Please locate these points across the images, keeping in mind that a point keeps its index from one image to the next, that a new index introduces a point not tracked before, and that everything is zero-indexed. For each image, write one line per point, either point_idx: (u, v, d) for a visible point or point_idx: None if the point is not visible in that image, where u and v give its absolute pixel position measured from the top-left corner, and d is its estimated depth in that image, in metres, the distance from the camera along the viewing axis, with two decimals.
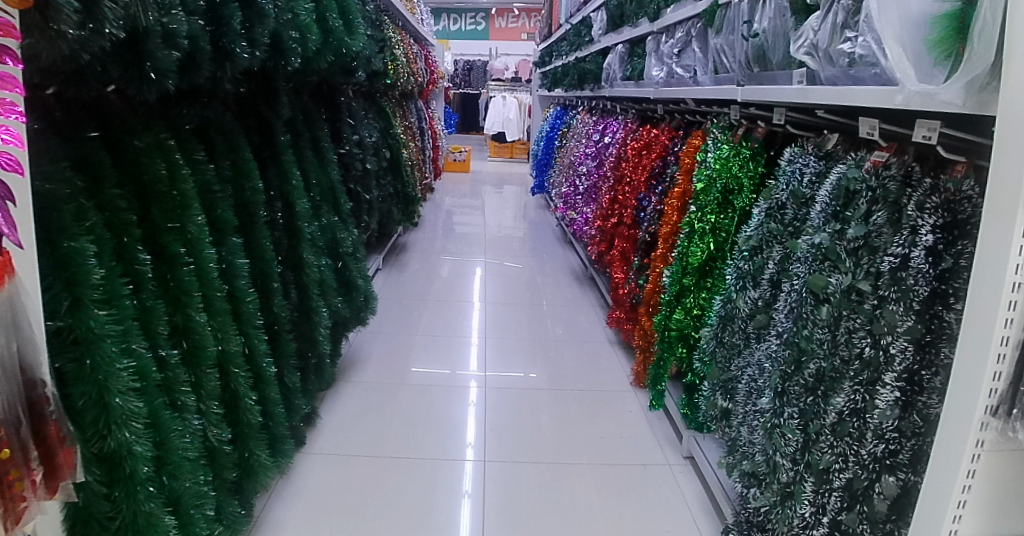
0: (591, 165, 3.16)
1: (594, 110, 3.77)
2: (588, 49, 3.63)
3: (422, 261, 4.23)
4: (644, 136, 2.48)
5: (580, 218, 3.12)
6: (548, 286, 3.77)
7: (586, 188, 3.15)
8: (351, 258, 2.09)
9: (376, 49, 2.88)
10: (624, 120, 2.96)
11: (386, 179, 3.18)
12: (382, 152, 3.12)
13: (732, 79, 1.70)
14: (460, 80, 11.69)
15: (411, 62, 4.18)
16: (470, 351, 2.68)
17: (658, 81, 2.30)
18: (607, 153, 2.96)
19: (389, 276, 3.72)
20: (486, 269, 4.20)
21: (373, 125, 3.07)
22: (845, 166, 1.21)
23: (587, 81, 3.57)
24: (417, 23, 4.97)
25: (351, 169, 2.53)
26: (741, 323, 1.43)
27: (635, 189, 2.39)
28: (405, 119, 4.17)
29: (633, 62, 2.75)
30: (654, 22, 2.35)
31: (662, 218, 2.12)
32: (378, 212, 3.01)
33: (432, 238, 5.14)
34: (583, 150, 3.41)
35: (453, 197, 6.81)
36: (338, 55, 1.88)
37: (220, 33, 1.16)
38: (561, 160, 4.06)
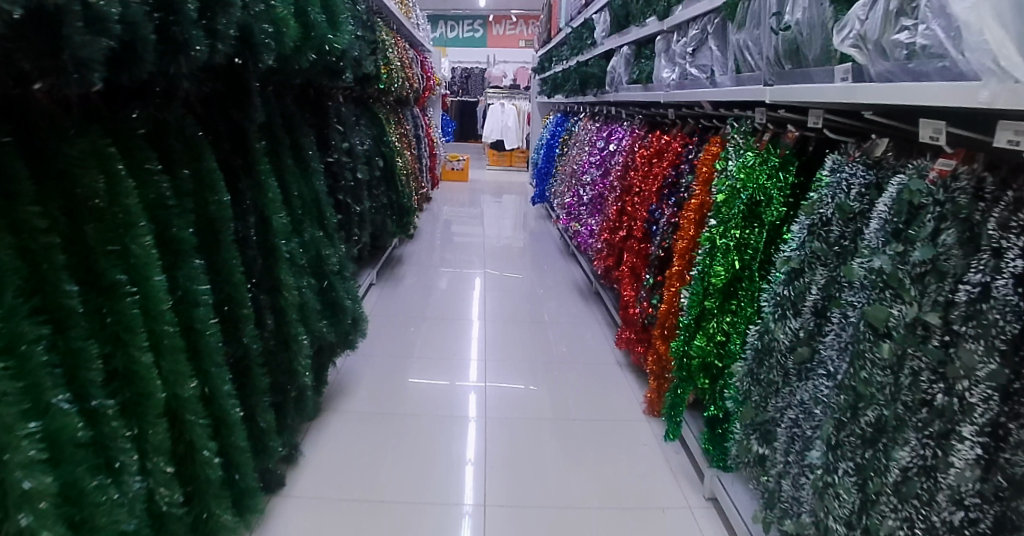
0: (596, 175, 2.98)
1: (596, 117, 3.61)
2: (590, 53, 3.48)
3: (420, 274, 4.05)
4: (655, 143, 2.31)
5: (586, 230, 2.93)
6: (551, 300, 3.58)
7: (591, 199, 2.97)
8: (337, 276, 1.91)
9: (368, 54, 2.72)
10: (630, 127, 2.79)
11: (379, 190, 3.01)
12: (374, 162, 2.94)
13: (758, 79, 1.53)
14: (459, 88, 11.58)
15: (405, 66, 4.02)
16: (469, 373, 2.49)
17: (670, 84, 2.12)
18: (613, 162, 2.79)
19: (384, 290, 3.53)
20: (486, 282, 4.01)
21: (365, 132, 2.91)
22: (905, 175, 1.03)
23: (589, 86, 3.40)
24: (412, 28, 4.83)
25: (339, 180, 2.35)
26: (779, 359, 1.24)
27: (645, 199, 2.22)
28: (399, 126, 4.01)
29: (640, 65, 2.57)
30: (664, 21, 2.18)
31: (676, 232, 1.95)
32: (370, 224, 2.83)
33: (430, 249, 4.96)
34: (587, 160, 3.23)
35: (451, 207, 6.64)
36: (320, 54, 1.72)
37: (170, 22, 0.99)
38: (563, 169, 3.89)
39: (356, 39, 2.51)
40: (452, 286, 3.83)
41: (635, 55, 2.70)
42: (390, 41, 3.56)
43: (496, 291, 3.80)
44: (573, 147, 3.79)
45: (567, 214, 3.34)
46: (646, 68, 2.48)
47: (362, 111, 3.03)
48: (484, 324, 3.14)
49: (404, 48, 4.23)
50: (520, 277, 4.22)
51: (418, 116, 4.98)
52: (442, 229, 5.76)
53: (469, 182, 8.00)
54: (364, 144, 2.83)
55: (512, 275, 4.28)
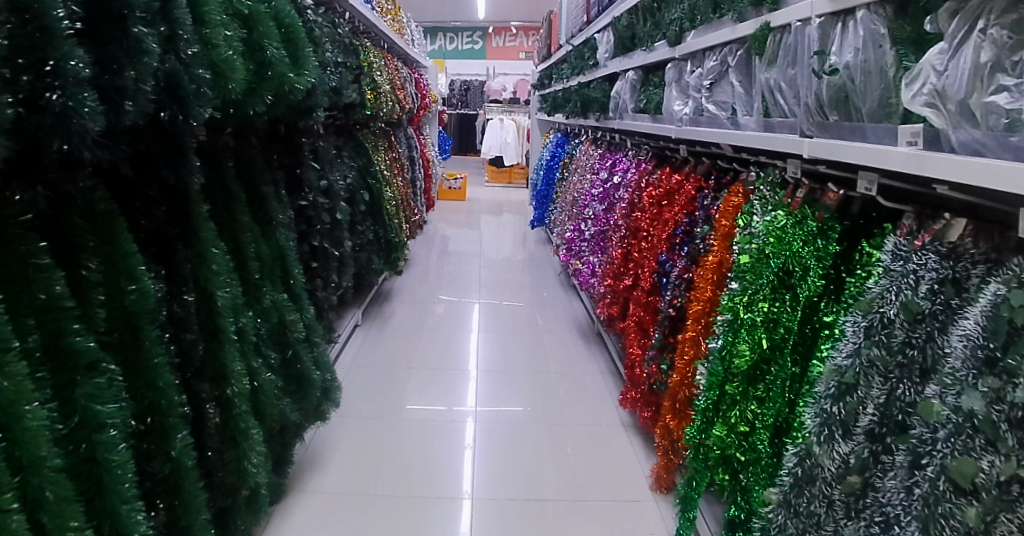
0: (598, 210, 2.73)
1: (600, 143, 3.37)
2: (592, 75, 3.25)
3: (413, 301, 3.81)
4: (665, 181, 2.07)
5: (586, 269, 2.67)
6: (549, 332, 3.34)
7: (593, 235, 2.72)
8: (304, 343, 1.68)
9: (349, 80, 2.49)
10: (635, 160, 2.55)
11: (363, 225, 2.78)
12: (356, 196, 2.71)
13: (793, 126, 1.30)
14: (457, 101, 11.40)
15: (396, 87, 3.80)
16: (462, 430, 2.26)
17: (682, 120, 1.89)
18: (618, 198, 2.55)
19: (373, 324, 3.30)
20: (481, 309, 3.77)
21: (347, 164, 2.68)
22: (1001, 283, 0.79)
23: (590, 110, 3.17)
24: (404, 46, 4.63)
25: (312, 224, 2.12)
26: (823, 489, 1.01)
27: (653, 245, 1.98)
28: (390, 150, 3.78)
29: (647, 92, 2.34)
30: (675, 47, 1.95)
31: (690, 291, 1.70)
32: (352, 265, 2.61)
33: (424, 273, 4.73)
34: (589, 191, 2.98)
35: (448, 227, 6.42)
36: (281, 94, 1.49)
37: (43, 86, 0.75)
38: (563, 197, 3.64)
39: (334, 67, 2.28)
40: (446, 314, 3.59)
41: (641, 82, 2.46)
42: (378, 62, 3.34)
43: (492, 319, 3.56)
44: (574, 173, 3.56)
45: (566, 247, 3.08)
46: (653, 97, 2.24)
47: (345, 140, 2.80)
48: (477, 363, 2.90)
49: (395, 67, 4.02)
50: (518, 302, 3.98)
51: (411, 136, 4.75)
52: (437, 251, 5.52)
53: (467, 201, 7.76)
54: (346, 178, 2.60)
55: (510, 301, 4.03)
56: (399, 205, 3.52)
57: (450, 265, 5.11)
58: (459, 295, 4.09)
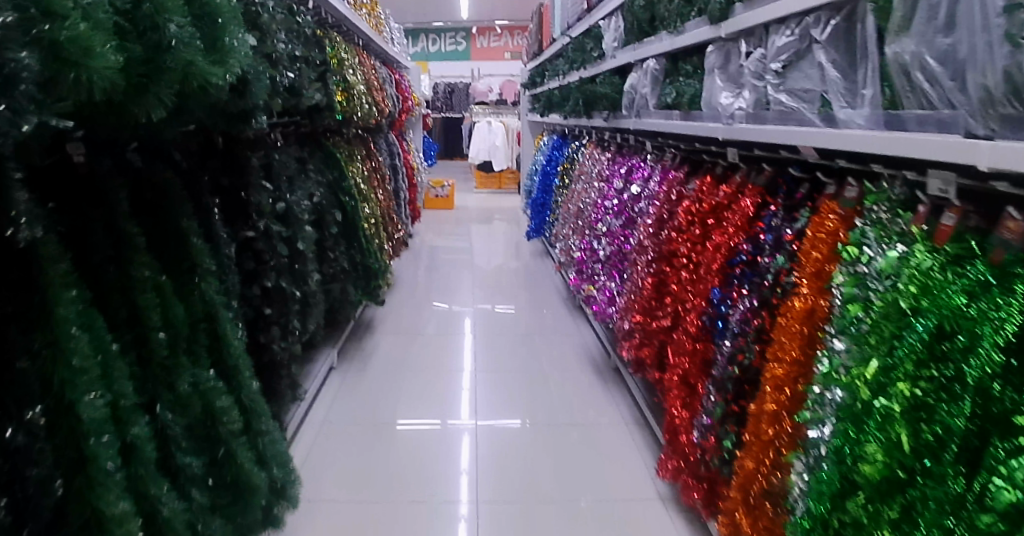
0: (612, 226, 2.30)
1: (608, 146, 2.93)
2: (597, 68, 2.80)
3: (399, 326, 3.35)
4: (710, 194, 1.64)
5: (602, 297, 2.24)
6: (553, 363, 2.89)
7: (608, 255, 2.28)
8: (242, 435, 1.22)
9: (309, 78, 2.03)
10: (658, 167, 2.12)
11: (335, 252, 2.32)
12: (324, 218, 2.24)
13: (948, 121, 0.86)
14: (442, 104, 10.98)
15: (374, 87, 3.35)
16: (459, 509, 1.79)
17: (737, 118, 1.45)
18: (639, 212, 2.12)
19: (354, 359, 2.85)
20: (476, 333, 3.32)
21: (313, 178, 2.21)
22: None
23: (597, 108, 2.73)
24: (384, 42, 4.18)
25: (262, 260, 1.65)
26: None
27: (700, 277, 1.56)
28: (367, 160, 3.32)
29: (676, 84, 1.89)
30: (720, 25, 1.52)
31: (767, 347, 1.28)
32: (321, 301, 2.14)
33: (412, 289, 4.27)
34: (599, 202, 2.55)
35: (437, 238, 5.96)
36: (190, 93, 1.03)
37: None
38: (565, 208, 3.20)
39: (287, 62, 1.82)
40: (438, 342, 3.15)
41: (666, 72, 2.03)
42: (351, 59, 2.88)
43: (488, 347, 3.11)
44: (577, 181, 3.13)
45: (575, 267, 2.64)
46: (686, 89, 1.80)
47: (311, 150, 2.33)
48: (476, 407, 2.45)
49: (373, 65, 3.57)
50: (516, 322, 3.53)
51: (393, 143, 4.29)
52: (425, 265, 5.05)
53: (455, 209, 7.30)
54: (311, 197, 2.14)
55: (508, 320, 3.59)
56: (380, 223, 3.06)
57: (438, 279, 4.64)
58: (450, 315, 3.64)
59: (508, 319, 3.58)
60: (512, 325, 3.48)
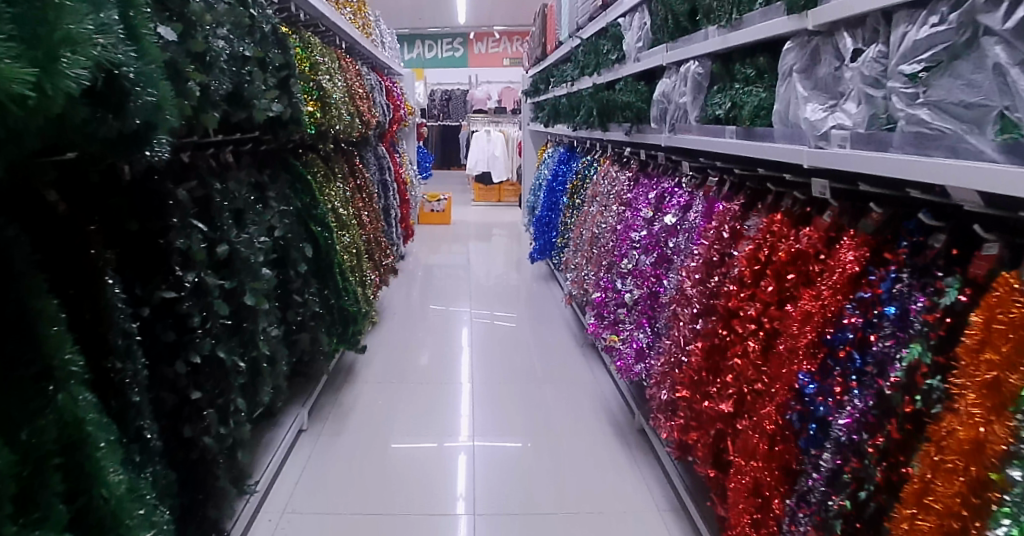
0: (639, 262, 1.90)
1: (628, 164, 2.54)
2: (614, 73, 2.41)
3: (389, 362, 2.94)
4: (791, 235, 1.24)
5: (627, 349, 1.83)
6: (564, 409, 2.45)
7: (633, 298, 1.88)
8: None
9: (266, 83, 1.61)
10: (700, 195, 1.72)
11: (303, 295, 1.89)
12: (289, 255, 1.82)
13: None
14: (439, 112, 10.61)
15: (358, 95, 2.95)
16: None
17: (833, 139, 1.07)
18: (677, 250, 1.72)
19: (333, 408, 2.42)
20: (474, 367, 2.90)
21: (277, 205, 1.79)
22: None
23: (616, 120, 2.32)
24: (372, 45, 3.80)
25: (188, 324, 1.23)
26: None
27: (780, 350, 1.15)
28: (351, 178, 2.92)
29: (731, 90, 1.48)
30: (808, 16, 1.12)
31: (911, 483, 0.86)
32: (281, 362, 1.71)
33: (404, 314, 3.85)
34: (624, 229, 2.15)
35: (432, 256, 5.55)
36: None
37: None
38: (576, 233, 2.81)
39: (229, 62, 1.40)
40: (432, 379, 2.73)
41: (713, 75, 1.62)
42: (329, 62, 2.48)
43: (488, 386, 2.68)
44: (590, 202, 2.73)
45: (592, 307, 2.23)
46: (748, 96, 1.39)
47: (275, 170, 1.92)
48: (473, 472, 2.00)
49: (358, 71, 3.17)
50: (519, 353, 3.11)
51: (384, 155, 3.88)
52: (420, 285, 4.64)
53: (451, 224, 6.89)
54: (270, 232, 1.72)
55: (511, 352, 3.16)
56: (364, 251, 2.65)
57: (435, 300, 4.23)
58: (447, 345, 3.22)
59: (511, 350, 3.16)
60: (516, 357, 3.05)
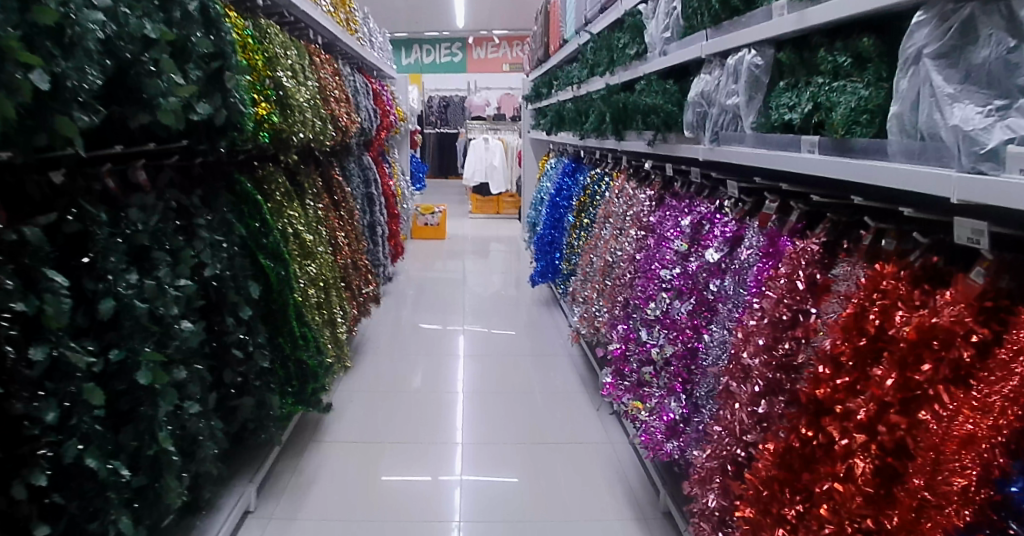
0: (664, 307, 1.50)
1: (648, 179, 2.15)
2: (634, 71, 2.02)
3: (368, 398, 2.52)
4: (926, 303, 0.86)
5: (657, 420, 1.44)
6: (571, 468, 2.00)
7: (658, 353, 1.48)
8: None
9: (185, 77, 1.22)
10: (751, 228, 1.34)
11: (248, 347, 1.49)
12: (225, 299, 1.42)
13: None
14: (436, 119, 10.26)
15: (336, 98, 2.56)
16: None
17: (1010, 161, 0.67)
18: (722, 296, 1.34)
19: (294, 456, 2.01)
20: (464, 406, 2.45)
21: (215, 235, 1.40)
22: None
23: (636, 127, 1.93)
24: (358, 44, 3.43)
25: (23, 431, 0.84)
26: None
27: (925, 488, 0.75)
28: (325, 194, 2.53)
29: (811, 85, 1.09)
30: None
31: None
32: (209, 441, 1.31)
33: (391, 333, 3.45)
34: (647, 260, 1.76)
35: (425, 272, 5.15)
36: None
37: None
38: (585, 258, 2.41)
39: (121, 46, 1.01)
40: (414, 423, 2.30)
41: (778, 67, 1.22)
42: (297, 57, 2.10)
43: (482, 430, 2.26)
44: (601, 223, 2.34)
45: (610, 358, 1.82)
46: (843, 92, 1.00)
47: (217, 189, 1.52)
48: None
49: (337, 71, 2.80)
50: (517, 387, 2.65)
51: (370, 165, 3.47)
52: (410, 302, 4.22)
53: (446, 239, 6.49)
54: (197, 272, 1.33)
55: (510, 381, 2.72)
56: (337, 281, 2.24)
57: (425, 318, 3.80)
58: (437, 376, 2.80)
59: (509, 383, 2.70)
60: (513, 392, 2.60)
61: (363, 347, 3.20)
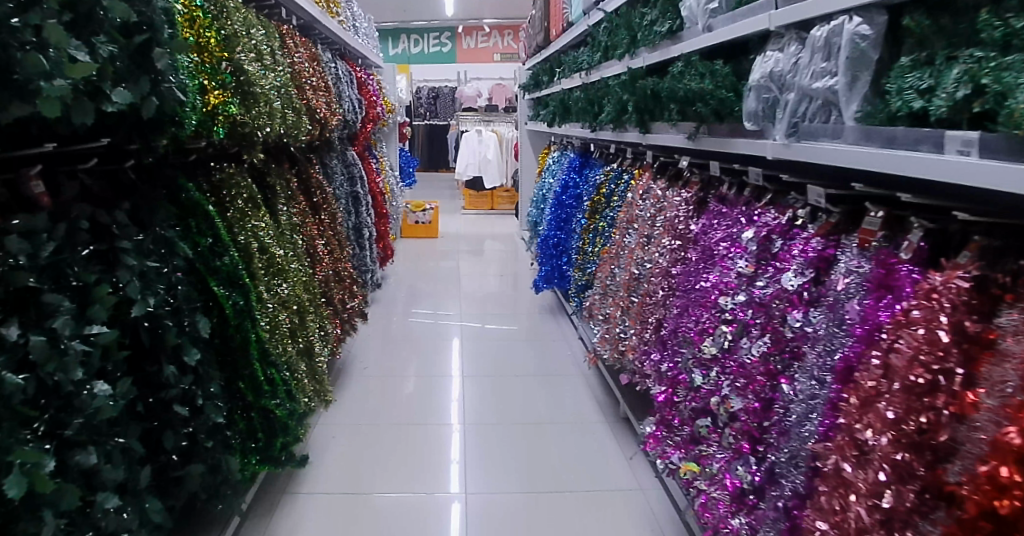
0: (724, 345, 1.21)
1: (681, 179, 1.84)
2: (666, 52, 1.71)
3: (354, 433, 2.17)
4: None
5: (721, 488, 1.15)
6: (596, 517, 1.70)
7: (718, 404, 1.19)
8: None
9: (91, 51, 0.88)
10: (846, 249, 1.06)
11: (200, 401, 1.16)
12: (164, 343, 1.08)
13: None
14: (425, 111, 9.89)
15: (314, 85, 2.23)
16: None
17: None
18: (808, 336, 1.05)
19: (271, 513, 1.71)
20: (466, 442, 2.12)
21: (148, 261, 1.06)
22: None
23: (671, 119, 1.62)
24: (340, 27, 3.08)
25: None
26: None
27: None
28: (303, 197, 2.20)
29: (962, 61, 0.77)
30: None
31: None
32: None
33: (382, 345, 3.14)
34: (691, 278, 1.47)
35: (417, 274, 4.83)
36: None
37: None
38: (604, 269, 2.10)
39: None
40: (408, 465, 1.97)
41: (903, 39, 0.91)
42: (264, 36, 1.77)
43: (489, 469, 1.95)
44: (623, 228, 2.03)
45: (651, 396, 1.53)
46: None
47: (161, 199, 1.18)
48: None
49: (315, 55, 2.46)
50: (526, 416, 2.32)
51: (355, 161, 3.12)
52: (400, 306, 3.90)
53: (439, 237, 6.17)
54: (121, 312, 1.00)
55: (517, 406, 2.40)
56: (315, 299, 1.91)
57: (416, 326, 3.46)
58: (432, 398, 2.47)
59: (516, 410, 2.37)
60: (520, 422, 2.27)
61: (351, 362, 2.88)
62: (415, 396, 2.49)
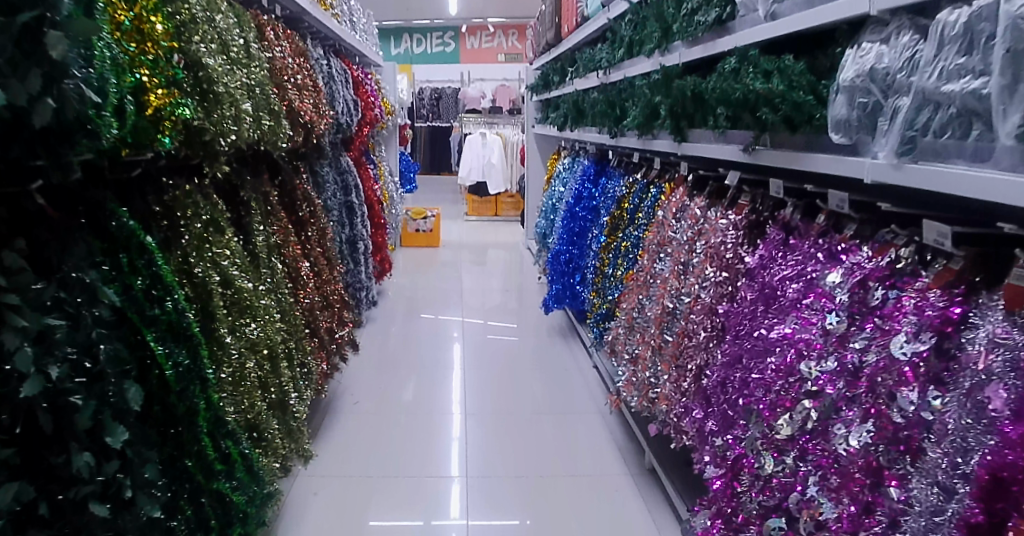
0: (806, 425, 0.94)
1: (724, 199, 1.57)
2: (713, 46, 1.44)
3: (339, 488, 1.88)
4: None
5: None
6: None
7: (800, 505, 0.92)
8: None
9: None
10: (984, 310, 0.78)
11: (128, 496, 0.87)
12: (72, 427, 0.78)
13: None
14: (427, 112, 9.62)
15: (300, 84, 1.96)
16: None
17: None
18: (932, 426, 0.78)
19: None
20: (469, 498, 1.84)
21: (49, 317, 0.77)
22: None
23: (720, 126, 1.35)
24: (335, 21, 2.83)
25: None
26: None
27: None
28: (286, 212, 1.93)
29: None
30: None
31: None
32: None
33: (376, 370, 2.86)
34: (746, 323, 1.19)
35: (416, 285, 4.55)
36: None
37: None
38: (630, 297, 1.83)
39: None
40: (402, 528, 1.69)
41: None
42: (236, 24, 1.50)
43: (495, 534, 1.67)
44: (653, 252, 1.76)
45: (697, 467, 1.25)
46: None
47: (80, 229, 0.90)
48: None
49: (304, 51, 2.20)
50: (536, 466, 2.03)
51: (349, 168, 2.86)
52: (399, 323, 3.64)
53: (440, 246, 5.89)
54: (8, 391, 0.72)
55: (526, 452, 2.12)
56: (295, 334, 1.65)
57: (412, 348, 3.17)
58: (431, 441, 2.20)
59: (524, 458, 2.08)
60: (531, 474, 1.99)
61: (341, 392, 2.60)
62: (411, 438, 2.21)
